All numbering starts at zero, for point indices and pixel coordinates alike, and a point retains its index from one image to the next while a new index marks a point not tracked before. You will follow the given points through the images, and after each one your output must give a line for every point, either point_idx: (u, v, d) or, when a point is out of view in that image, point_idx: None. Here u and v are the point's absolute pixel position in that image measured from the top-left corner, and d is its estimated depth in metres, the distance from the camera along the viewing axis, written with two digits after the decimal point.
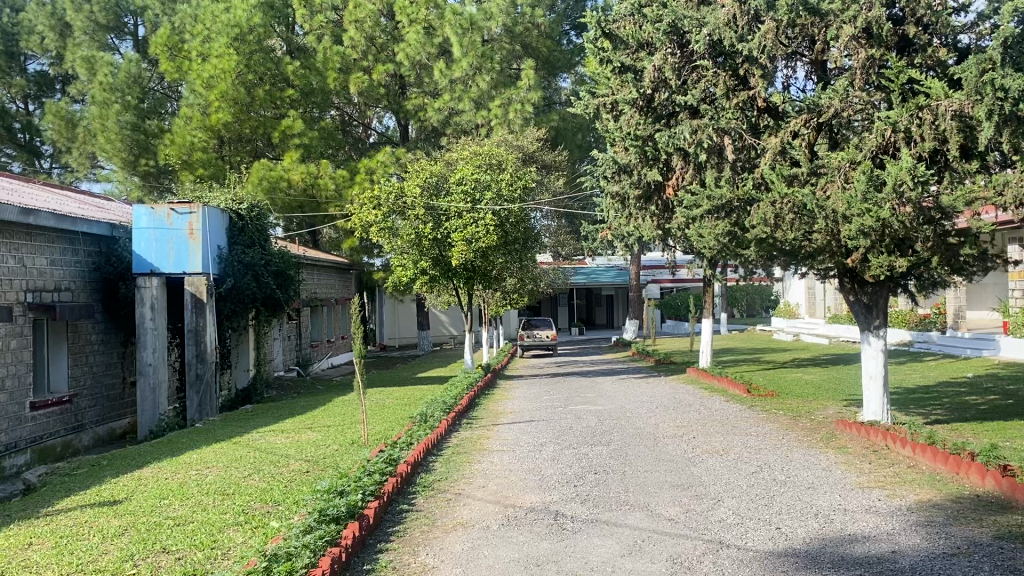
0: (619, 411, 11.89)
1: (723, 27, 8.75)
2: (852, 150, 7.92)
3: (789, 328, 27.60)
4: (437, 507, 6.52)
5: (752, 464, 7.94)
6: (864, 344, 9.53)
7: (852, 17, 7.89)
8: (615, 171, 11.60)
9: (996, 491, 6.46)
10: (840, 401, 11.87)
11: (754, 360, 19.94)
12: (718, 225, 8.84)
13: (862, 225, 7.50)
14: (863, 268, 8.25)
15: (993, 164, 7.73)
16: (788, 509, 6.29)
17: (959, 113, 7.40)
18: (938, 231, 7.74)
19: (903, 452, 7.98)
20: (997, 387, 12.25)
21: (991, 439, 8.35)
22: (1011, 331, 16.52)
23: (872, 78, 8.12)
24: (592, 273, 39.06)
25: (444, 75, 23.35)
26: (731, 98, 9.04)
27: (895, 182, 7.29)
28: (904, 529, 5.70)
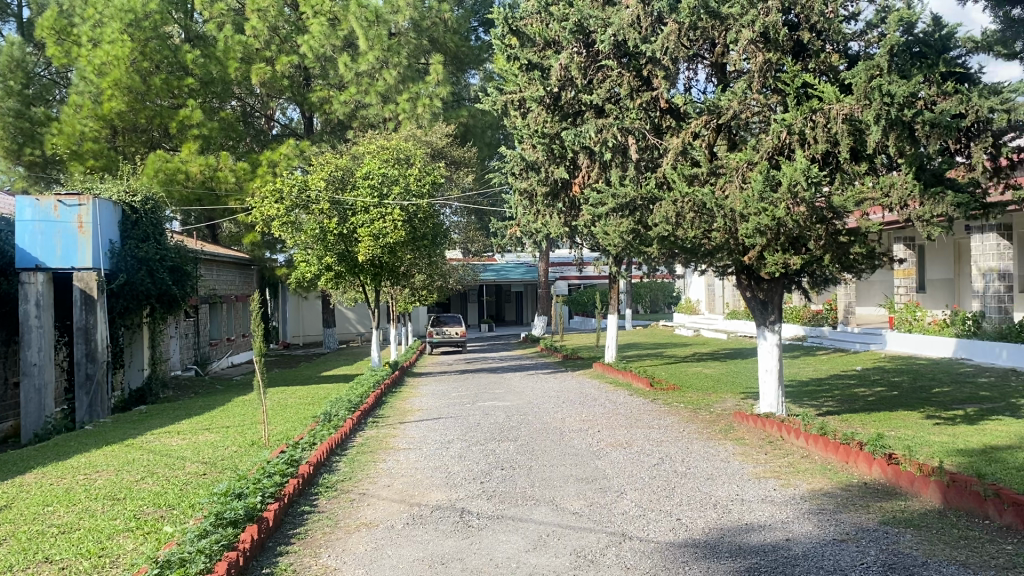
0: (525, 407, 11.95)
1: (627, 28, 8.85)
2: (750, 151, 8.15)
3: (691, 323, 28.34)
4: (340, 508, 6.39)
5: (654, 457, 8.09)
6: (760, 338, 9.84)
7: (750, 22, 8.09)
8: (522, 168, 11.68)
9: (882, 478, 6.77)
10: (738, 394, 12.27)
11: (657, 354, 20.43)
12: (622, 223, 8.98)
13: (759, 223, 7.73)
14: (759, 265, 8.54)
15: (880, 167, 8.08)
16: (688, 500, 6.43)
17: (850, 117, 7.71)
18: (830, 230, 8.07)
19: (797, 443, 8.27)
20: (883, 380, 12.87)
21: (878, 429, 8.74)
22: (897, 325, 17.41)
23: (769, 82, 8.36)
24: (502, 270, 39.26)
25: (349, 68, 23.04)
26: (635, 98, 9.17)
27: (790, 183, 7.53)
28: (797, 517, 5.91)
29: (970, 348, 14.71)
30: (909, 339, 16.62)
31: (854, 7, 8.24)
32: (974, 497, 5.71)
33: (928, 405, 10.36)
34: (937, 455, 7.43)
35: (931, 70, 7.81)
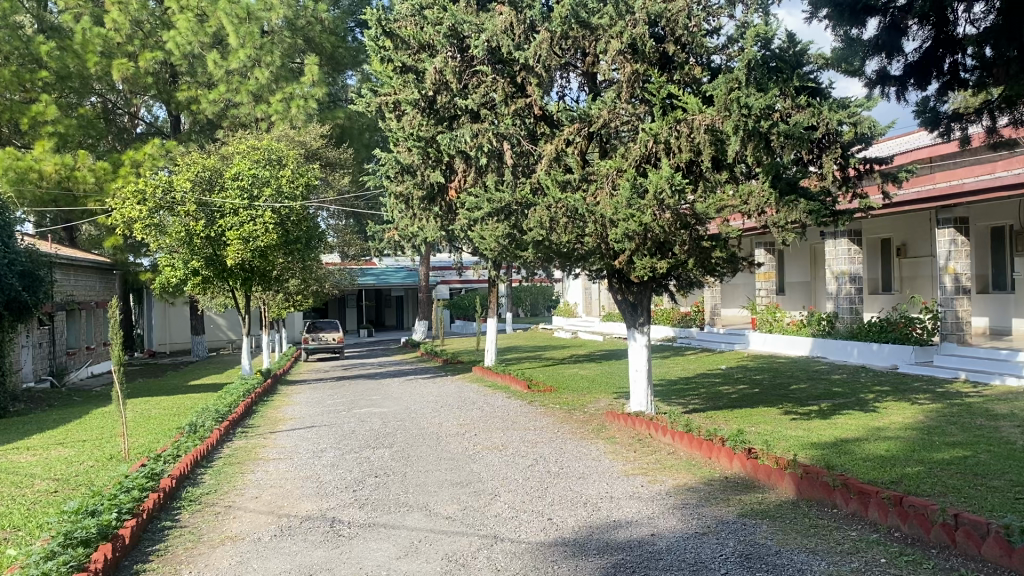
0: (402, 412, 11.87)
1: (500, 35, 8.89)
2: (619, 159, 8.40)
3: (569, 326, 28.86)
4: (204, 521, 6.16)
5: (528, 458, 8.20)
6: (630, 339, 10.13)
7: (619, 33, 8.34)
8: (398, 171, 11.38)
9: (741, 472, 7.09)
10: (611, 394, 12.58)
11: (536, 357, 20.70)
12: (497, 228, 9.00)
13: (627, 229, 7.98)
14: (629, 269, 8.78)
15: (740, 175, 8.47)
16: (559, 499, 6.55)
17: (712, 127, 8.03)
18: (693, 235, 8.42)
19: (664, 440, 8.56)
20: (746, 378, 13.49)
21: (740, 425, 9.17)
22: (759, 325, 18.21)
23: (636, 92, 8.62)
24: (382, 274, 38.89)
25: (219, 66, 22.24)
26: (510, 104, 9.28)
27: (656, 190, 7.79)
28: (662, 512, 6.11)
29: (826, 347, 15.64)
30: (771, 340, 17.48)
31: (716, 21, 8.60)
32: (823, 487, 6.07)
33: (786, 401, 10.96)
34: (792, 448, 7.87)
35: (786, 84, 8.23)
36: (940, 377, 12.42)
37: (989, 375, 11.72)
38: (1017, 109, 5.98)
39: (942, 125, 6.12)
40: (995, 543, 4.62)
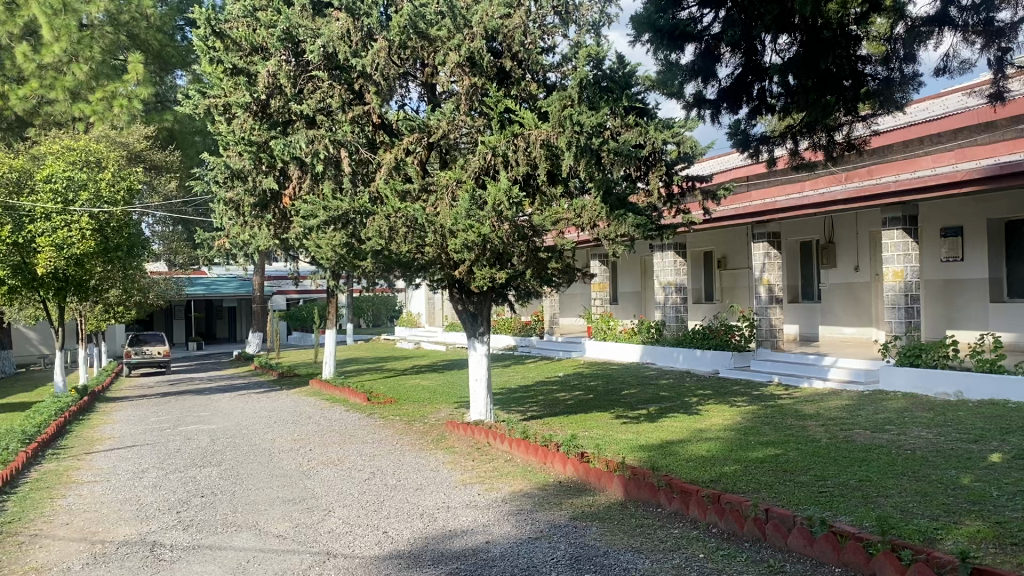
0: (234, 429, 11.39)
1: (337, 41, 8.71)
2: (459, 170, 8.48)
3: (411, 337, 28.75)
4: (5, 553, 5.67)
5: (365, 472, 8.08)
6: (470, 349, 10.18)
7: (457, 45, 8.44)
8: (227, 177, 10.92)
9: (574, 476, 7.30)
10: (451, 404, 12.62)
11: (375, 368, 20.45)
12: (334, 236, 8.80)
13: (466, 240, 8.06)
14: (469, 279, 8.86)
15: (574, 191, 8.76)
16: (395, 512, 6.49)
17: (547, 142, 8.27)
18: (530, 247, 8.59)
19: (501, 447, 8.68)
20: (582, 384, 13.91)
21: (574, 431, 9.44)
22: (594, 334, 18.83)
23: (475, 105, 8.73)
24: (214, 285, 37.21)
25: (29, 59, 20.52)
26: (347, 111, 9.09)
27: (494, 202, 7.94)
28: (497, 519, 6.19)
29: (655, 353, 16.38)
30: (605, 347, 18.12)
31: (551, 40, 8.87)
32: (649, 487, 6.35)
33: (618, 406, 11.39)
34: (622, 451, 8.18)
35: (616, 103, 8.52)
36: (756, 380, 13.31)
37: (799, 379, 12.69)
38: (816, 134, 6.54)
39: (752, 146, 6.59)
40: (799, 534, 5.00)
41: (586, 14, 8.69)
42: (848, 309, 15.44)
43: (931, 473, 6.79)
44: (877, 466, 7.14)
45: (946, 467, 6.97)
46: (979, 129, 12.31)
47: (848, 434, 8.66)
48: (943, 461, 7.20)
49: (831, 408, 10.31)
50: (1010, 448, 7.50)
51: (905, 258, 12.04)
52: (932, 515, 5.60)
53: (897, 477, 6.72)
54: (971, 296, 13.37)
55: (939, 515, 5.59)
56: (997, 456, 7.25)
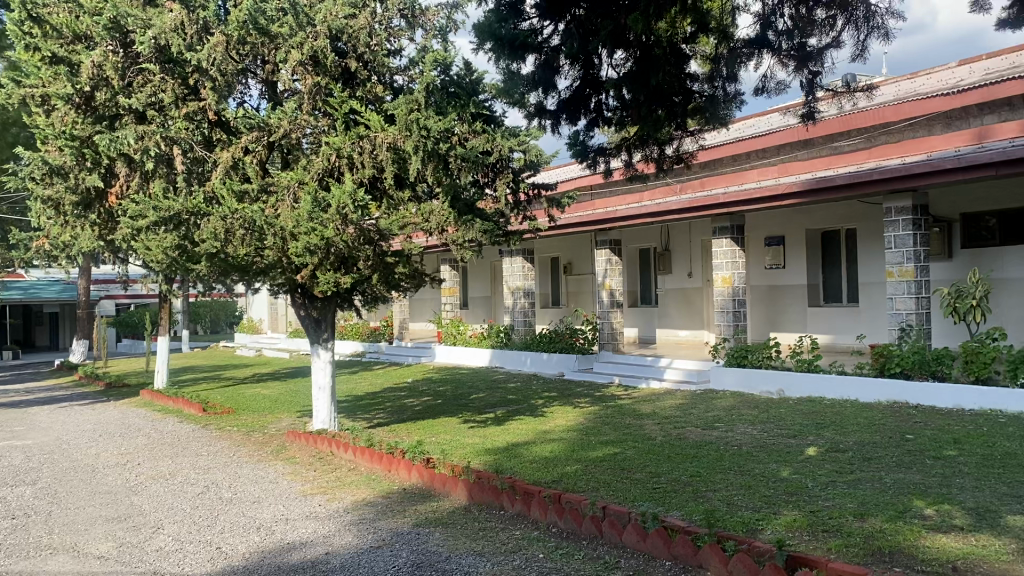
0: (52, 444, 10.56)
1: (169, 33, 8.24)
2: (300, 171, 8.26)
3: (252, 344, 27.64)
4: None
5: (199, 486, 7.71)
6: (313, 356, 9.89)
7: (299, 43, 8.21)
8: (45, 173, 10.14)
9: (419, 482, 7.26)
10: (293, 413, 12.25)
11: (213, 377, 19.55)
12: (166, 238, 8.31)
13: (308, 243, 7.83)
14: (311, 283, 8.64)
15: (421, 195, 8.72)
16: (230, 527, 6.23)
17: (393, 146, 8.18)
18: (376, 251, 8.48)
19: (344, 456, 8.50)
20: (429, 390, 13.87)
21: (420, 437, 9.40)
22: (444, 339, 18.81)
23: (318, 105, 8.52)
24: (32, 289, 34.41)
25: None
26: (180, 107, 8.64)
27: (338, 205, 7.77)
28: (338, 529, 6.06)
29: (502, 357, 16.54)
30: (453, 351, 18.15)
31: (397, 42, 8.79)
32: (492, 490, 6.41)
33: (465, 410, 11.40)
34: (467, 456, 8.22)
35: (463, 109, 8.49)
36: (598, 382, 13.72)
37: (638, 380, 13.19)
38: (648, 146, 6.82)
39: (590, 157, 6.76)
40: (633, 530, 5.19)
41: (433, 19, 8.68)
42: (683, 313, 16.21)
43: (755, 467, 7.23)
44: (707, 462, 7.52)
45: (768, 461, 7.45)
46: (798, 146, 13.26)
47: (682, 432, 9.08)
48: (765, 455, 7.69)
49: (667, 408, 10.79)
50: (824, 442, 8.11)
51: (732, 265, 12.80)
52: (754, 507, 5.96)
53: (724, 472, 7.12)
54: (792, 301, 14.36)
55: (761, 506, 5.96)
56: (812, 449, 7.82)
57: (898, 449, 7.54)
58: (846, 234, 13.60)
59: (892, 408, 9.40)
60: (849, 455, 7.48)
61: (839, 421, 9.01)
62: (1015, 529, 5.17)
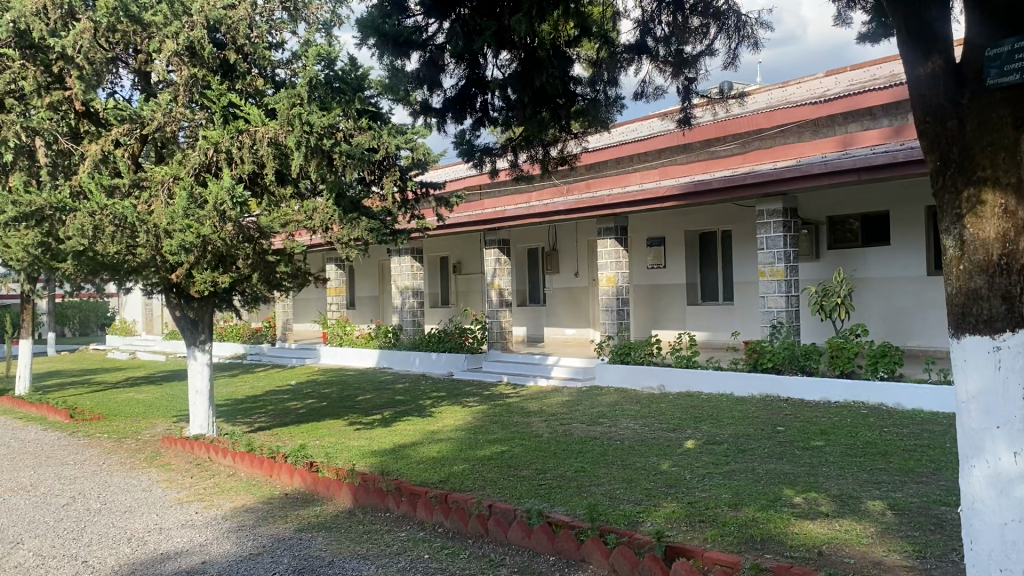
0: None
1: (31, 17, 7.78)
2: (176, 166, 7.93)
3: (125, 346, 26.38)
4: None
5: (64, 497, 7.28)
6: (190, 358, 9.50)
7: (173, 33, 7.80)
8: None
9: (301, 486, 7.09)
10: (169, 418, 11.76)
11: (81, 382, 18.53)
12: (27, 234, 7.82)
13: (183, 241, 7.50)
14: (187, 283, 8.32)
15: (304, 192, 8.52)
16: (98, 539, 5.92)
17: (274, 141, 7.92)
18: (257, 249, 8.22)
19: (223, 461, 8.21)
20: (314, 392, 13.58)
21: (304, 440, 9.19)
22: (329, 339, 18.46)
23: (195, 97, 8.19)
24: None
25: None
26: (43, 96, 8.20)
27: (216, 202, 7.49)
28: (216, 537, 5.86)
29: (390, 357, 16.31)
30: (340, 352, 17.82)
31: (279, 35, 8.56)
32: (377, 492, 6.33)
33: (351, 412, 11.23)
34: (352, 458, 8.10)
35: (349, 105, 8.34)
36: (486, 381, 13.75)
37: (526, 378, 13.30)
38: (534, 147, 6.88)
39: (476, 156, 6.75)
40: (518, 527, 5.24)
41: (316, 12, 8.50)
42: (570, 313, 16.48)
43: (637, 461, 7.42)
44: (591, 457, 7.68)
45: (648, 455, 7.67)
46: (678, 150, 13.68)
47: (568, 428, 9.23)
48: (647, 449, 7.91)
49: (553, 405, 10.94)
50: (702, 435, 8.41)
51: (616, 265, 13.11)
52: (635, 500, 6.12)
53: (607, 466, 7.28)
54: (673, 300, 14.83)
55: (642, 499, 6.12)
56: (691, 442, 8.09)
57: (770, 441, 7.90)
58: (723, 235, 14.13)
59: (765, 401, 9.84)
60: (725, 447, 7.79)
61: (716, 415, 9.36)
62: (874, 513, 5.50)
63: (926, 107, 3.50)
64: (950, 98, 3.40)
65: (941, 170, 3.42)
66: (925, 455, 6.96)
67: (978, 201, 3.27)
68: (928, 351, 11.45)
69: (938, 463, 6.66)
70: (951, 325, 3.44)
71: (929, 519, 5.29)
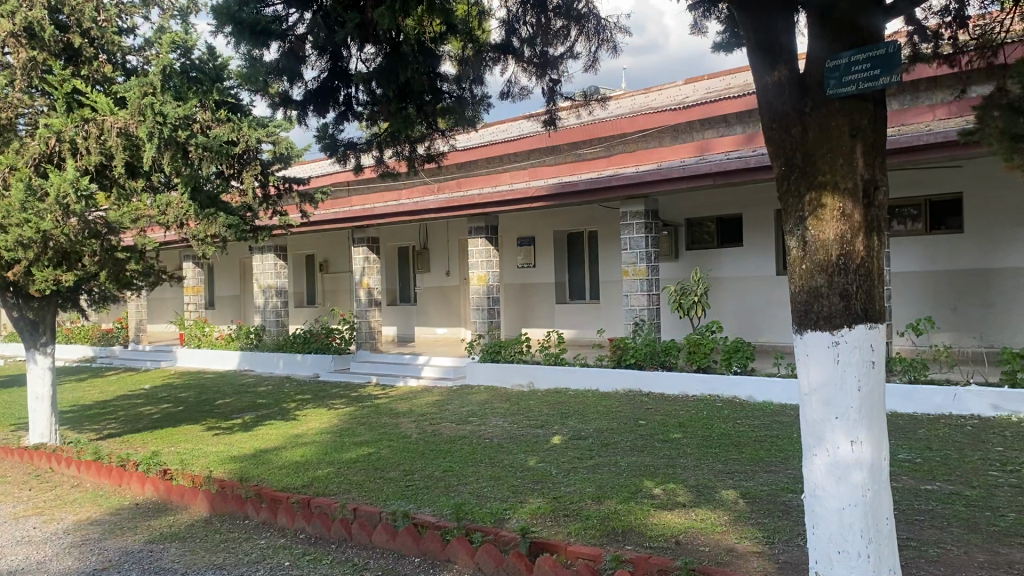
0: None
1: None
2: (12, 156, 7.38)
3: None
4: None
5: None
6: (29, 362, 8.83)
7: (9, 13, 7.25)
8: None
9: (153, 496, 6.72)
10: (6, 427, 10.91)
11: None
12: None
13: (21, 236, 6.97)
14: (25, 281, 7.74)
15: (157, 185, 8.09)
16: None
17: (124, 131, 7.49)
18: (104, 246, 7.74)
19: (67, 472, 7.70)
20: (170, 396, 12.94)
21: (157, 447, 8.74)
22: (187, 341, 17.65)
23: (34, 82, 7.64)
24: None
25: None
26: None
27: (58, 194, 7.00)
28: (56, 553, 5.47)
29: (251, 359, 15.72)
30: (198, 354, 17.04)
31: (130, 20, 8.11)
32: (236, 499, 6.09)
33: (209, 417, 10.77)
34: (209, 465, 7.76)
35: (205, 96, 7.95)
36: (354, 381, 13.49)
37: (395, 378, 13.14)
38: (400, 144, 6.82)
39: (340, 151, 6.62)
40: (382, 530, 5.16)
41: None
42: (439, 312, 16.45)
43: (504, 458, 7.48)
44: (460, 456, 7.67)
45: (516, 452, 7.73)
46: (546, 152, 13.87)
47: (436, 428, 9.19)
48: (514, 446, 7.98)
49: (422, 405, 10.86)
50: (568, 431, 8.55)
51: (486, 264, 13.16)
52: (502, 497, 6.15)
53: (475, 464, 7.29)
54: (541, 299, 15.06)
55: (508, 496, 6.16)
56: (557, 438, 8.22)
57: (632, 435, 8.12)
58: (590, 235, 14.46)
59: (628, 396, 10.12)
60: (590, 442, 7.95)
61: (581, 410, 9.55)
62: (728, 501, 5.75)
63: (773, 115, 3.68)
64: (795, 107, 3.58)
65: (786, 175, 3.61)
66: (774, 445, 7.34)
67: (819, 204, 3.44)
68: (778, 347, 12.10)
69: (786, 452, 7.04)
70: (794, 322, 3.62)
71: (776, 506, 5.58)
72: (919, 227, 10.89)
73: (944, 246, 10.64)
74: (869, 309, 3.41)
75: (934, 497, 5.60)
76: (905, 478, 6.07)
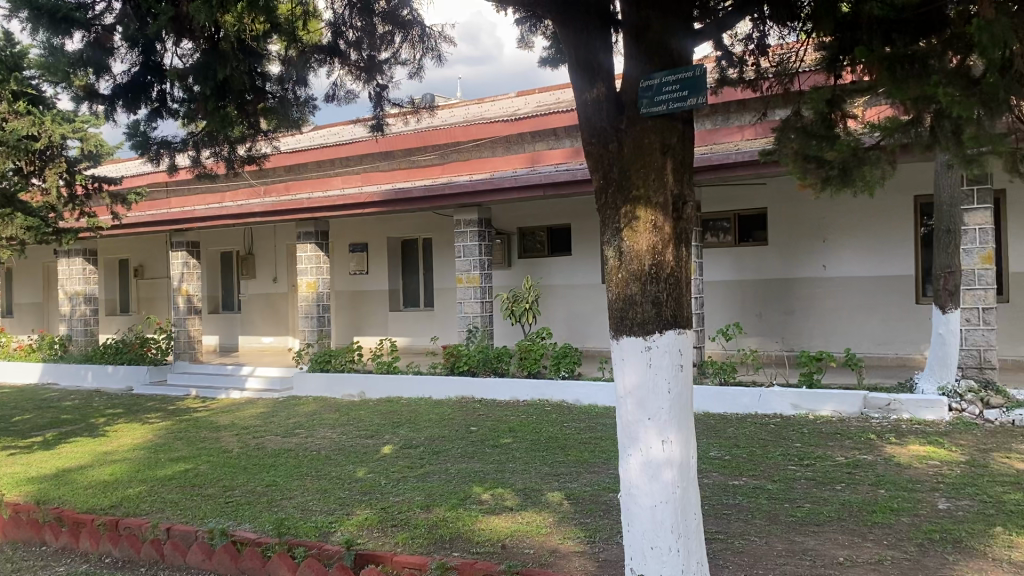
0: None
1: None
2: None
3: None
4: None
5: None
6: None
7: None
8: None
9: None
10: None
11: None
12: None
13: None
14: None
15: None
16: None
17: None
18: None
19: None
20: None
21: None
22: None
23: None
24: None
25: None
26: None
27: None
28: None
29: (55, 371, 14.46)
30: None
31: None
32: (31, 525, 5.60)
33: (3, 436, 9.83)
34: (2, 488, 7.09)
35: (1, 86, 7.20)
36: (172, 394, 12.76)
37: (217, 390, 12.54)
38: (218, 144, 6.55)
39: (152, 150, 6.26)
40: (197, 550, 4.90)
41: None
42: (266, 319, 15.89)
43: (332, 470, 7.31)
44: (284, 470, 7.42)
45: (344, 463, 7.58)
46: (379, 158, 13.74)
47: (260, 441, 8.84)
48: (342, 458, 7.81)
49: (245, 417, 10.43)
50: (398, 440, 8.47)
51: (316, 270, 12.84)
52: (327, 510, 5.99)
53: (300, 478, 7.08)
54: (372, 305, 14.89)
55: (334, 509, 6.02)
56: (387, 447, 8.13)
57: (462, 441, 8.17)
58: (422, 243, 14.45)
59: (460, 403, 10.18)
60: (420, 450, 7.92)
61: (412, 419, 9.49)
62: (552, 503, 5.90)
63: (591, 130, 3.83)
64: (611, 123, 3.75)
65: (603, 188, 3.76)
66: (597, 447, 7.60)
67: (633, 216, 3.60)
68: (602, 352, 12.59)
69: (607, 454, 7.31)
70: (611, 328, 3.76)
71: (598, 506, 5.79)
72: (729, 239, 11.63)
73: (751, 256, 11.43)
74: (678, 316, 3.61)
75: (741, 491, 5.98)
76: (715, 474, 6.45)
